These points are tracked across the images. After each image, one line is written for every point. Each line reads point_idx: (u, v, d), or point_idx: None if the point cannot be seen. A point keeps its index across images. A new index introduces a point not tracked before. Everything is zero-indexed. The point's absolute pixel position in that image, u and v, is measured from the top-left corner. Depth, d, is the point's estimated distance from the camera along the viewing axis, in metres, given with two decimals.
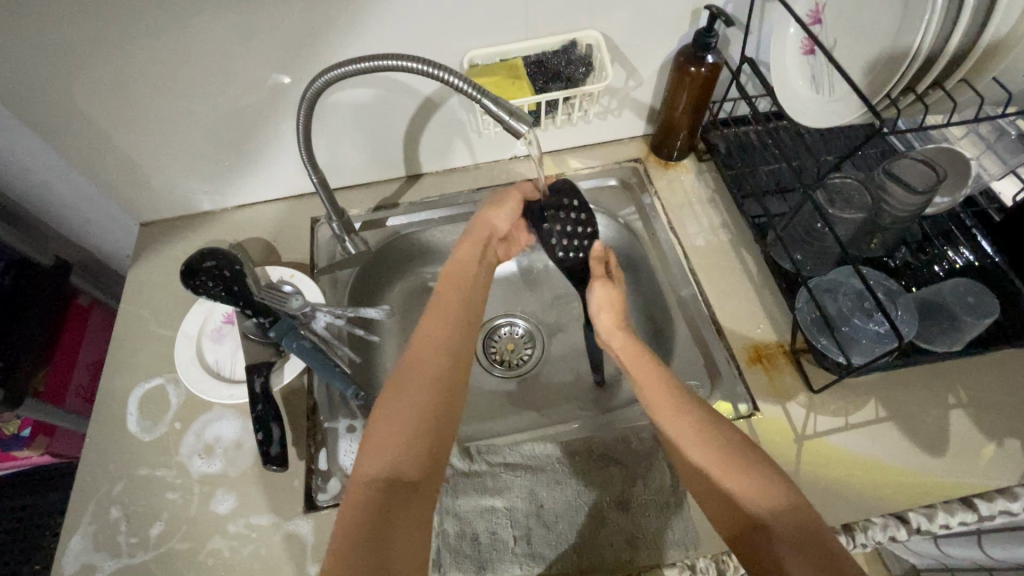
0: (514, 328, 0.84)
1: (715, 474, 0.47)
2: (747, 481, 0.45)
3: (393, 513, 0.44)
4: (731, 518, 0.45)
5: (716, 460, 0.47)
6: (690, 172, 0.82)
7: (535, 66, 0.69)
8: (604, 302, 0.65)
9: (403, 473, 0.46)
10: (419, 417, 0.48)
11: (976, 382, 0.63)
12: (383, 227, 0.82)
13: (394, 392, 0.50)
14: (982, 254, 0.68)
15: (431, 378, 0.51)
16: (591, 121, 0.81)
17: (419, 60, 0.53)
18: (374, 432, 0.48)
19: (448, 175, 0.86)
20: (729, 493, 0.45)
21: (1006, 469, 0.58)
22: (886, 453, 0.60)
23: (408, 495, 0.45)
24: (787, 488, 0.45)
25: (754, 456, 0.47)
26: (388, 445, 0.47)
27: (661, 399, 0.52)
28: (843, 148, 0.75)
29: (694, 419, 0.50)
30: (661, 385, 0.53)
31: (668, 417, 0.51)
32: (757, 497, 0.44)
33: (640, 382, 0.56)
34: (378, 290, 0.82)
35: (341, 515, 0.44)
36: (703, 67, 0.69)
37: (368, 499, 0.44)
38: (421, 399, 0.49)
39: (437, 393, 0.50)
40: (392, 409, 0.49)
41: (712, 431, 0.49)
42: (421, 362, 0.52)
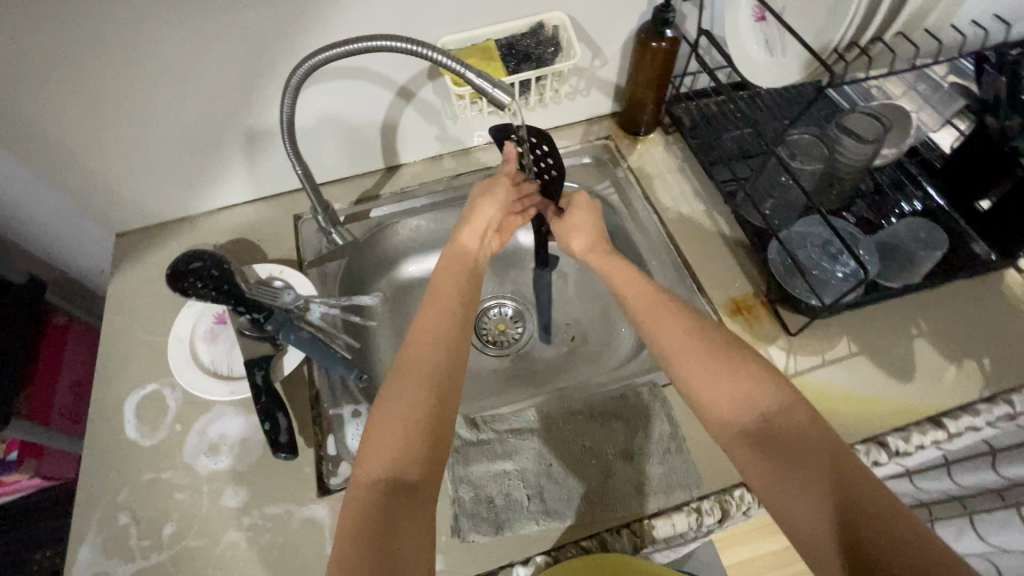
0: (503, 308, 0.86)
1: (708, 398, 0.49)
2: (766, 438, 0.46)
3: (396, 515, 0.45)
4: (734, 437, 0.48)
5: (716, 383, 0.49)
6: (658, 145, 0.86)
7: (507, 48, 0.71)
8: (585, 227, 0.69)
9: (402, 475, 0.46)
10: (415, 418, 0.48)
11: (936, 315, 0.68)
12: (367, 219, 0.83)
13: (389, 397, 0.49)
14: (929, 201, 0.74)
15: (426, 376, 0.50)
16: (562, 102, 0.84)
17: (405, 39, 0.55)
18: (372, 434, 0.48)
19: (427, 165, 0.88)
20: (726, 414, 0.49)
21: (968, 386, 0.64)
22: (862, 385, 0.64)
23: (409, 497, 0.46)
24: (817, 442, 0.45)
25: (783, 407, 0.47)
26: (385, 449, 0.47)
27: (677, 348, 0.52)
28: (795, 111, 0.80)
29: (721, 364, 0.50)
30: (659, 317, 0.55)
31: (666, 339, 0.53)
32: (776, 454, 0.45)
33: (632, 304, 0.58)
34: (368, 281, 0.84)
35: (344, 520, 0.45)
36: (664, 42, 0.73)
37: (368, 504, 0.45)
38: (419, 399, 0.49)
39: (433, 393, 0.50)
40: (387, 412, 0.49)
41: (736, 381, 0.49)
42: (416, 359, 0.52)
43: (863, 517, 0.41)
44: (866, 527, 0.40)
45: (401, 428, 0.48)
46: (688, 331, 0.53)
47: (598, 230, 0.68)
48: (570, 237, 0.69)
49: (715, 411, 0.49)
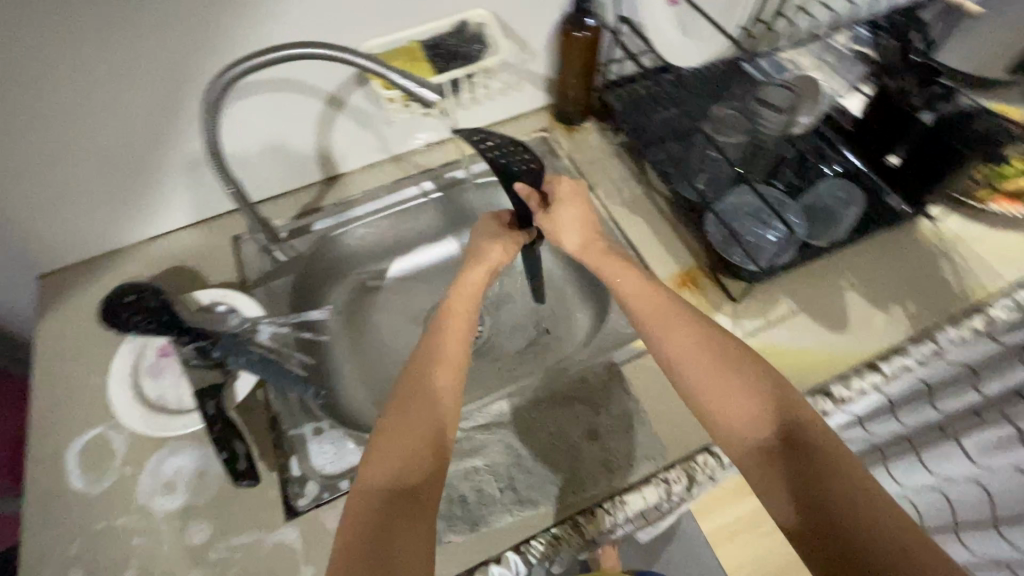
0: None
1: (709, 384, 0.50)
2: (775, 442, 0.46)
3: (393, 525, 0.43)
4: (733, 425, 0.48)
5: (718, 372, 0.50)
6: (594, 133, 0.88)
7: (433, 47, 0.70)
8: (575, 221, 0.66)
9: (405, 483, 0.45)
10: (421, 427, 0.48)
11: (865, 269, 0.73)
12: (310, 232, 0.81)
13: (394, 413, 0.49)
14: (848, 165, 0.76)
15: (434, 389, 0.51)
16: (495, 98, 0.85)
17: (324, 45, 0.56)
18: (376, 445, 0.47)
19: (367, 173, 0.87)
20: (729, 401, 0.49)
21: (894, 330, 0.69)
22: (803, 340, 0.68)
23: (409, 506, 0.44)
24: (829, 452, 0.44)
25: (792, 414, 0.46)
26: (388, 458, 0.46)
27: (681, 351, 0.52)
28: (716, 87, 0.83)
29: (725, 355, 0.50)
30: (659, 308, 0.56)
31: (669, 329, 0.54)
32: (784, 458, 0.45)
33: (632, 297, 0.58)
34: (318, 293, 0.81)
35: (342, 529, 0.43)
36: (586, 30, 0.76)
37: (367, 512, 0.43)
38: (423, 419, 0.49)
39: (438, 406, 0.50)
40: (393, 422, 0.49)
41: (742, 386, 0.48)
42: (422, 375, 0.52)
43: (874, 533, 0.39)
44: (877, 542, 0.39)
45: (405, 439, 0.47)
46: (697, 330, 0.52)
47: (590, 218, 0.66)
48: (562, 231, 0.65)
49: (717, 409, 0.49)
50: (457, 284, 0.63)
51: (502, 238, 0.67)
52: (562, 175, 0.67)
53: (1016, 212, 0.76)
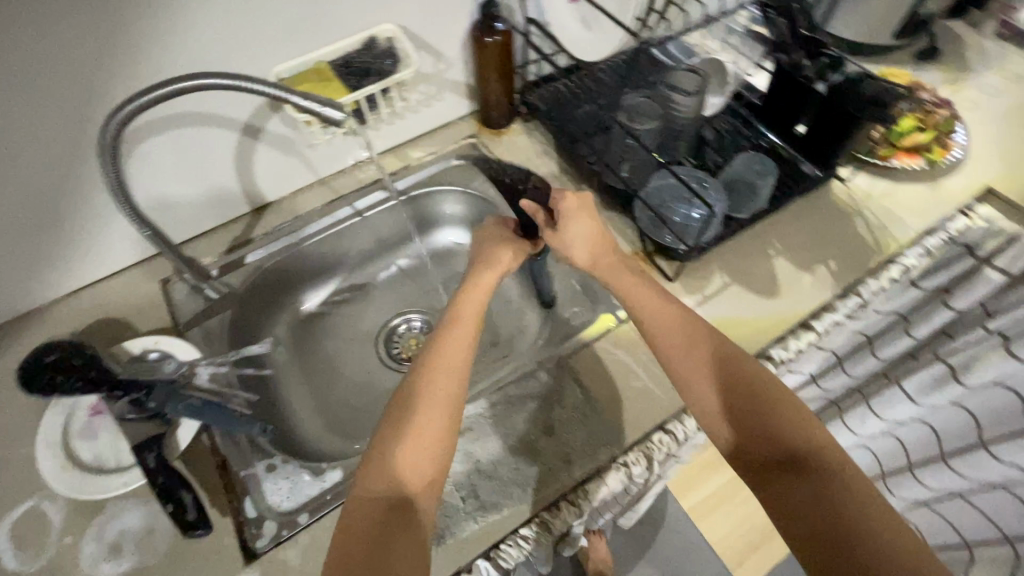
0: (410, 323, 0.85)
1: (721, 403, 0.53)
2: (785, 458, 0.48)
3: (390, 536, 0.44)
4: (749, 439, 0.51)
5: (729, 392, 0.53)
6: (521, 133, 0.89)
7: (343, 66, 0.71)
8: (583, 236, 0.64)
9: (402, 496, 0.47)
10: (424, 440, 0.49)
11: (788, 234, 0.77)
12: (244, 265, 0.79)
13: (396, 423, 0.50)
14: (761, 139, 0.81)
15: (439, 404, 0.51)
16: (418, 110, 0.86)
17: (217, 75, 0.55)
18: (381, 455, 0.48)
19: (297, 199, 0.85)
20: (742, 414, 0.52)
21: (822, 288, 0.73)
22: (739, 309, 0.71)
23: (405, 518, 0.46)
24: (841, 473, 0.46)
25: (806, 434, 0.49)
26: (391, 470, 0.47)
27: (693, 377, 0.55)
28: (630, 75, 0.85)
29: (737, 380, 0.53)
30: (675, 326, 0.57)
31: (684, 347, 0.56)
32: (792, 477, 0.48)
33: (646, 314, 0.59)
34: (261, 326, 0.80)
35: (343, 533, 0.45)
36: (496, 35, 0.78)
37: (367, 523, 0.45)
38: (428, 430, 0.49)
39: (443, 419, 0.50)
40: (398, 433, 0.49)
41: (755, 405, 0.51)
42: (430, 387, 0.52)
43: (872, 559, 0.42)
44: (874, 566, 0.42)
45: (409, 452, 0.48)
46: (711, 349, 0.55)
47: (595, 237, 0.64)
48: (570, 248, 0.64)
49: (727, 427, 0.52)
50: (467, 285, 0.62)
51: (511, 244, 0.67)
52: (567, 190, 0.65)
53: (917, 165, 0.81)
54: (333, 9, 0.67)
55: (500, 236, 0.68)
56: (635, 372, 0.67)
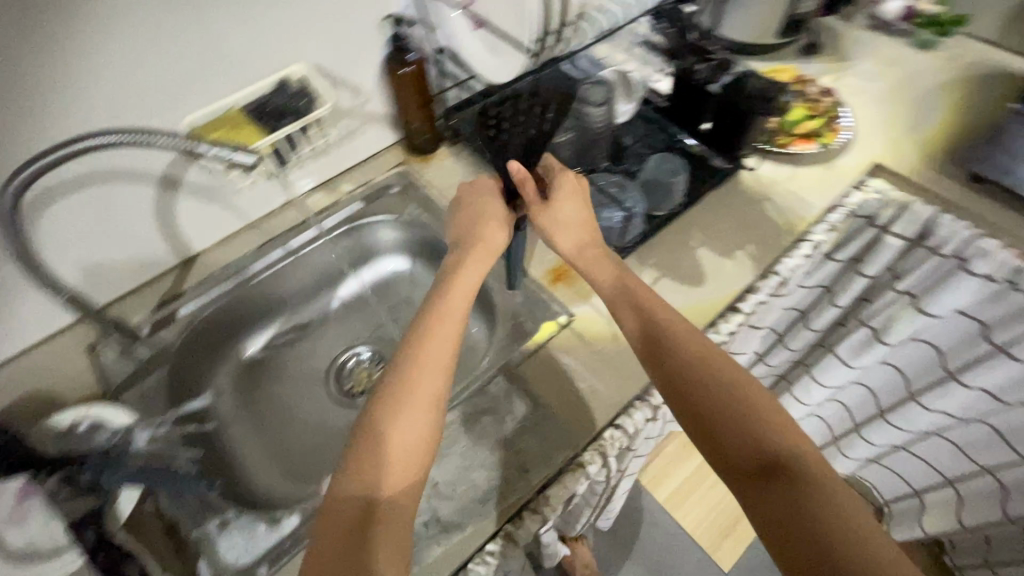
0: (358, 356, 0.84)
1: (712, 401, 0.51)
2: (766, 466, 0.47)
3: (365, 538, 0.44)
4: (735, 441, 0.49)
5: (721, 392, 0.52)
6: (448, 156, 0.91)
7: (257, 108, 0.70)
8: (573, 221, 0.65)
9: (381, 497, 0.46)
10: (405, 439, 0.48)
11: (708, 225, 0.82)
12: (177, 319, 0.76)
13: (382, 418, 0.49)
14: (673, 139, 0.87)
15: (421, 401, 0.50)
16: (343, 144, 0.86)
17: (119, 133, 0.53)
18: (362, 454, 0.48)
19: (228, 245, 0.84)
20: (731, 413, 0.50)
21: (744, 271, 0.77)
22: (672, 300, 0.75)
23: (382, 520, 0.45)
24: (821, 498, 0.44)
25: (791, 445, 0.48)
26: (372, 470, 0.47)
27: (686, 371, 0.53)
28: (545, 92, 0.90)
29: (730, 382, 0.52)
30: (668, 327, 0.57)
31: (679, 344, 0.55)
32: (779, 482, 0.46)
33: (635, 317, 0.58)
34: (201, 379, 0.78)
35: (322, 532, 0.45)
36: (408, 65, 0.80)
37: (343, 525, 0.45)
38: (408, 428, 0.49)
39: (424, 416, 0.50)
40: (380, 431, 0.48)
41: (741, 409, 0.50)
42: (412, 382, 0.51)
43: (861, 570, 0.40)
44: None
45: (389, 452, 0.48)
46: (700, 349, 0.54)
47: (583, 221, 0.66)
48: (560, 228, 0.65)
49: (717, 424, 0.50)
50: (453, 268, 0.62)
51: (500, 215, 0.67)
52: (567, 171, 0.67)
53: (813, 149, 0.88)
54: (238, 55, 0.68)
55: (490, 204, 0.67)
56: (581, 374, 0.69)
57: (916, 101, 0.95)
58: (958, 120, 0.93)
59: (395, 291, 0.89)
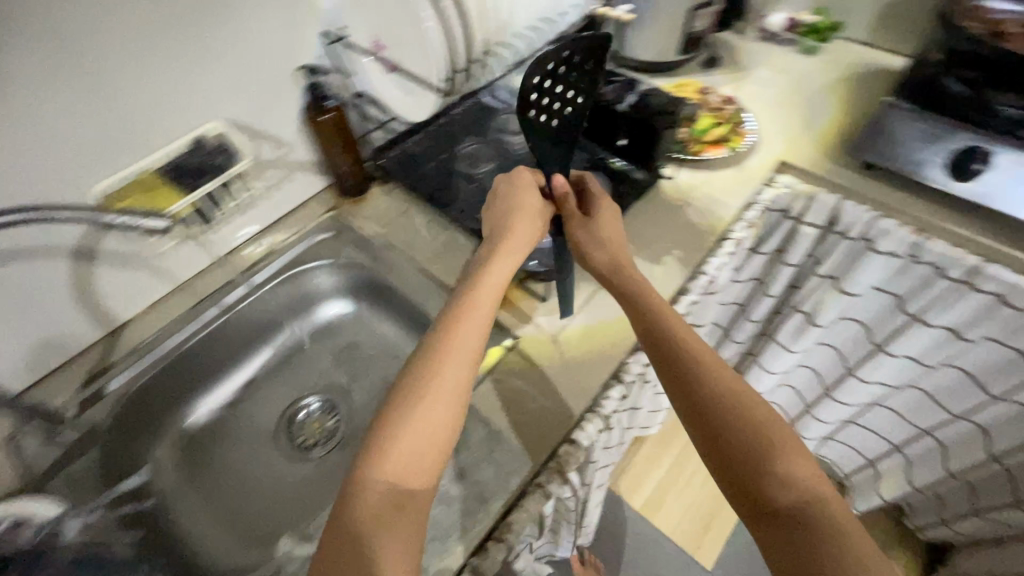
0: (309, 407, 0.83)
1: (744, 429, 0.49)
2: (791, 510, 0.45)
3: (386, 522, 0.45)
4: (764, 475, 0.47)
5: (753, 421, 0.50)
6: (380, 195, 0.92)
7: (174, 169, 0.69)
8: (609, 239, 0.66)
9: (406, 481, 0.47)
10: (435, 425, 0.49)
11: (635, 235, 0.86)
12: (106, 395, 0.72)
13: (412, 401, 0.50)
14: (596, 157, 0.89)
15: (453, 392, 0.51)
16: (270, 195, 0.86)
17: (18, 213, 0.54)
18: (393, 434, 0.48)
19: (157, 310, 0.81)
20: (764, 442, 0.49)
21: (674, 275, 0.81)
22: (610, 312, 0.77)
23: (406, 503, 0.46)
24: (850, 558, 0.42)
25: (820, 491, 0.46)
26: (400, 454, 0.48)
27: (717, 390, 0.52)
28: (469, 127, 0.92)
29: (763, 413, 0.51)
30: (700, 350, 0.55)
31: (711, 366, 0.54)
32: (800, 526, 0.44)
33: (666, 336, 0.56)
34: (140, 455, 0.74)
35: (346, 505, 0.46)
36: (328, 112, 0.81)
37: (371, 504, 0.46)
38: (436, 414, 0.50)
39: (454, 405, 0.51)
40: (411, 416, 0.49)
41: (770, 455, 0.48)
42: (443, 369, 0.52)
43: None
44: None
45: (417, 436, 0.49)
46: (737, 382, 0.53)
47: (620, 242, 0.66)
48: (594, 245, 0.65)
49: (752, 452, 0.48)
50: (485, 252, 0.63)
51: (537, 212, 0.66)
52: (605, 196, 0.69)
53: (723, 153, 0.94)
54: (143, 116, 0.66)
55: (529, 203, 0.66)
56: (530, 394, 0.70)
57: (808, 102, 1.04)
58: (848, 114, 1.01)
59: (340, 337, 0.89)
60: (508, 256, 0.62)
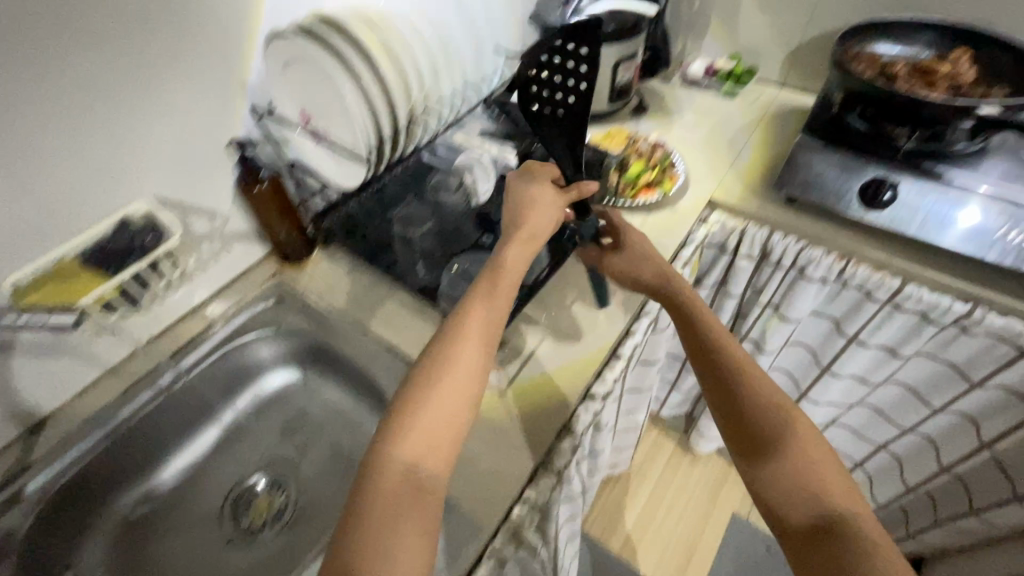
0: (258, 485, 0.81)
1: (788, 446, 0.58)
2: (816, 520, 0.54)
3: (404, 506, 0.46)
4: (795, 482, 0.57)
5: (791, 438, 0.59)
6: (323, 259, 0.91)
7: (96, 254, 0.67)
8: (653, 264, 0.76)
9: (422, 467, 0.49)
10: (450, 415, 0.52)
11: (577, 281, 0.87)
12: (24, 500, 0.67)
13: (429, 389, 0.53)
14: None
15: (466, 383, 0.54)
16: (206, 267, 0.84)
17: None
18: (410, 423, 0.51)
19: (85, 397, 0.76)
20: (797, 458, 0.58)
21: (617, 319, 0.82)
22: (557, 361, 0.77)
23: (420, 489, 0.48)
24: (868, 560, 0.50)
25: (848, 505, 0.54)
26: (420, 442, 0.50)
27: (760, 407, 0.61)
28: (406, 185, 0.94)
29: (800, 435, 0.59)
30: (750, 372, 0.64)
31: (756, 387, 0.63)
32: (825, 531, 0.53)
33: (719, 356, 0.66)
34: (67, 555, 0.71)
35: (368, 486, 0.47)
36: (263, 182, 0.79)
37: (390, 487, 0.47)
38: (451, 404, 0.52)
39: (466, 395, 0.53)
40: (429, 405, 0.52)
41: (803, 466, 0.57)
42: (457, 361, 0.55)
43: None
44: None
45: (435, 425, 0.51)
46: (779, 400, 0.62)
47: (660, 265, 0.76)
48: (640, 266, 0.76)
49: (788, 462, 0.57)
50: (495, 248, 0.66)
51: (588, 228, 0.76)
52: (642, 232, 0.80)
53: (656, 197, 0.96)
54: (60, 202, 0.64)
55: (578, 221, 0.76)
56: (481, 455, 0.69)
57: (731, 141, 1.10)
58: (769, 150, 1.08)
59: (288, 408, 0.87)
60: (520, 247, 0.65)
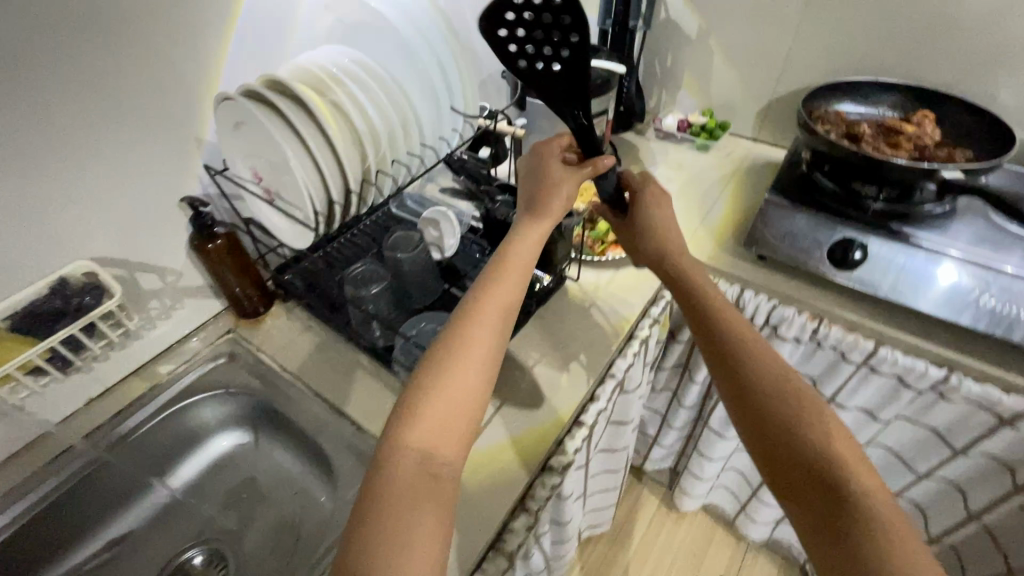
0: (194, 558, 0.77)
1: (802, 428, 0.53)
2: (827, 517, 0.49)
3: (416, 492, 0.46)
4: (808, 465, 0.52)
5: (807, 420, 0.54)
6: (280, 314, 0.87)
7: (29, 316, 0.65)
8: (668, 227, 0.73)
9: (434, 452, 0.48)
10: (462, 398, 0.50)
11: (542, 340, 0.84)
12: None
13: (439, 371, 0.51)
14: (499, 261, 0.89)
15: (474, 364, 0.52)
16: (156, 324, 0.81)
17: None
18: (421, 405, 0.50)
19: (13, 464, 0.71)
20: (810, 440, 0.53)
21: (581, 382, 0.79)
22: (515, 428, 0.74)
23: (433, 474, 0.47)
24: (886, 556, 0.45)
25: (867, 490, 0.49)
26: (429, 427, 0.49)
27: (774, 386, 0.56)
28: (371, 239, 0.92)
29: (817, 414, 0.54)
30: (763, 348, 0.59)
31: (770, 363, 0.58)
32: (834, 526, 0.48)
33: (730, 332, 0.61)
34: None
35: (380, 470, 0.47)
36: (216, 239, 0.78)
37: (402, 470, 0.47)
38: (461, 387, 0.51)
39: (481, 377, 0.52)
40: (439, 388, 0.50)
41: (821, 451, 0.52)
42: (468, 341, 0.53)
43: None
44: None
45: (444, 408, 0.50)
46: (795, 378, 0.57)
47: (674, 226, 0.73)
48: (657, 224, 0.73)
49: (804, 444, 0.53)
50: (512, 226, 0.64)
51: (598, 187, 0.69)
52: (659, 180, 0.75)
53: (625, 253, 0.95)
54: None
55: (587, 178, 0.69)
56: None
57: (704, 196, 1.10)
58: (740, 205, 1.08)
59: (237, 474, 0.83)
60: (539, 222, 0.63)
